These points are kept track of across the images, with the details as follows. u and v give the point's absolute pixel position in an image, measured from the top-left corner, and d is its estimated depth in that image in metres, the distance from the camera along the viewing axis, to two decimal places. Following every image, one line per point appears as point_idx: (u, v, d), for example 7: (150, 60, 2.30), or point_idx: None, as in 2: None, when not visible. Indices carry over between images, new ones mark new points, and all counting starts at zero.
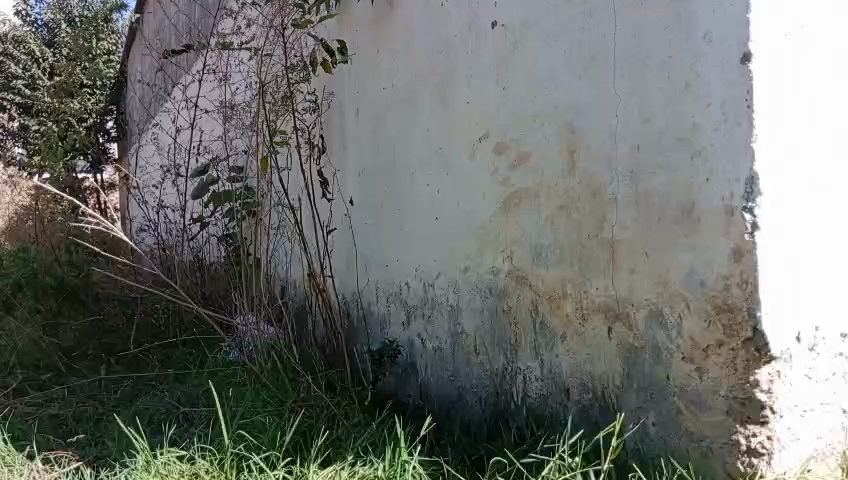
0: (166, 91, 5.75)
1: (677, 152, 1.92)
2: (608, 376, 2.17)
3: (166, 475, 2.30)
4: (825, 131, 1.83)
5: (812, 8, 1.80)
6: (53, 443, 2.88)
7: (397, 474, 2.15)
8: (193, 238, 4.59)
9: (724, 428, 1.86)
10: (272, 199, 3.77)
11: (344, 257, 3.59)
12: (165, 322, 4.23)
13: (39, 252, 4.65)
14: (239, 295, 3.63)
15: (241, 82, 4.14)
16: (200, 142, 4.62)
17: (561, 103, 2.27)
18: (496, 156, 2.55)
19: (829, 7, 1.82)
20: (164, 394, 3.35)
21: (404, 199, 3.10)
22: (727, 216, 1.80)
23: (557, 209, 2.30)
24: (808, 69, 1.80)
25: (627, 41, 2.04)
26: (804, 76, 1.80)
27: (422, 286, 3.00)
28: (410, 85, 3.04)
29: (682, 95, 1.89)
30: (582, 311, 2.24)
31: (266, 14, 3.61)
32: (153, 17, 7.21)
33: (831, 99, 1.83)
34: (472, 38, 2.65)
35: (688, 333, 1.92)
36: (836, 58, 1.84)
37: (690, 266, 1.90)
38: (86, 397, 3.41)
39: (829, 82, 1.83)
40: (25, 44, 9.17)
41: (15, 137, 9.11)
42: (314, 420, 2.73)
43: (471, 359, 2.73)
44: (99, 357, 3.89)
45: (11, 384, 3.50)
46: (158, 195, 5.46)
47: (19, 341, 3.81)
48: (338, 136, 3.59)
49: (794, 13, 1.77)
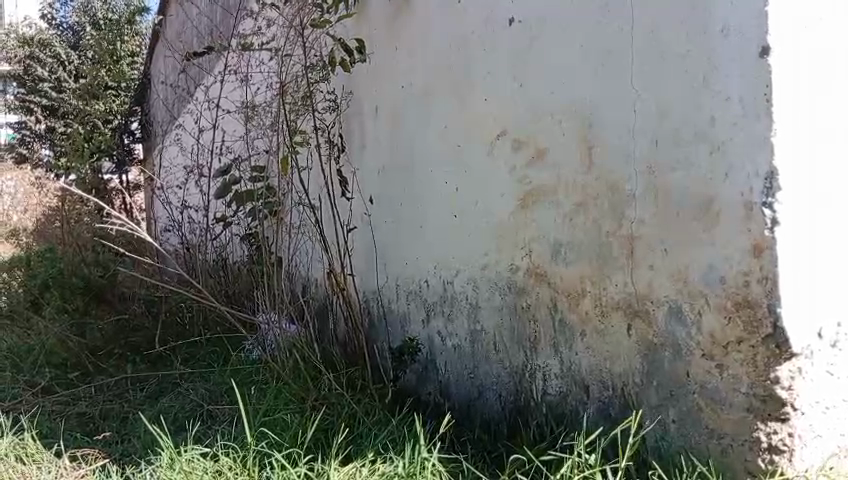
0: (189, 92, 5.81)
1: (694, 148, 1.91)
2: (627, 373, 2.16)
3: (190, 472, 2.33)
4: (829, 131, 1.79)
5: (815, 6, 1.76)
6: (81, 440, 2.94)
7: (416, 471, 2.15)
8: (217, 237, 4.64)
9: (745, 426, 1.85)
10: (293, 198, 3.81)
11: (364, 255, 3.61)
12: (190, 321, 4.23)
13: (66, 252, 4.74)
14: (261, 294, 3.68)
15: (261, 83, 4.17)
16: (222, 142, 4.67)
17: (578, 98, 2.26)
18: (514, 153, 2.55)
19: (830, 7, 1.77)
20: (187, 391, 3.39)
21: (422, 197, 3.11)
22: (746, 211, 1.79)
23: (575, 205, 2.30)
24: (815, 68, 1.77)
25: (643, 35, 2.02)
26: (808, 76, 1.76)
27: (442, 284, 3.00)
28: (427, 83, 3.05)
29: (700, 90, 1.88)
30: (601, 308, 2.24)
31: (286, 14, 3.64)
32: (175, 19, 7.28)
33: (836, 98, 1.79)
34: (489, 36, 2.65)
35: (708, 330, 1.90)
36: (838, 58, 1.79)
37: (710, 262, 1.89)
38: (112, 394, 3.47)
39: (832, 81, 1.79)
40: (51, 48, 9.29)
41: (42, 140, 9.40)
42: (335, 417, 2.75)
43: (491, 357, 2.73)
44: (125, 355, 3.94)
45: (40, 382, 3.57)
46: (182, 195, 5.53)
47: (47, 340, 3.89)
48: (357, 135, 3.61)
49: (797, 12, 1.74)
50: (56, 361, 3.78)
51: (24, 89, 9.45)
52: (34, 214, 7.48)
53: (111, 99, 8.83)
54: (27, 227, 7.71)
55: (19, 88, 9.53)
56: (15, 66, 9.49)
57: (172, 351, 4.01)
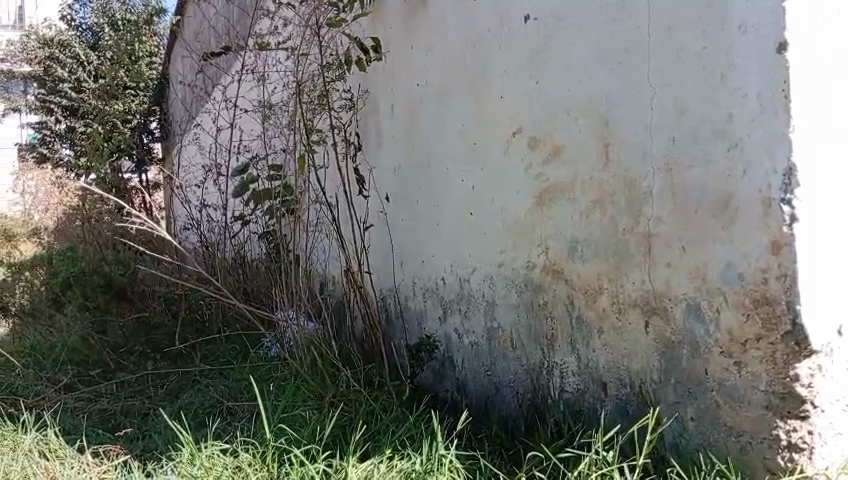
0: (207, 91, 5.85)
1: (712, 145, 1.90)
2: (645, 371, 2.15)
3: (211, 468, 2.35)
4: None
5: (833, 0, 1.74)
6: (103, 437, 2.97)
7: (434, 468, 2.16)
8: (235, 236, 4.67)
9: (764, 423, 1.84)
10: (310, 197, 3.83)
11: (381, 253, 3.63)
12: (209, 318, 4.29)
13: (87, 251, 4.79)
14: (279, 292, 3.70)
15: (278, 82, 4.19)
16: (240, 141, 4.70)
17: (594, 96, 2.25)
18: (530, 151, 2.55)
19: None
20: (207, 387, 3.42)
21: (438, 195, 3.11)
22: (764, 208, 1.78)
23: (592, 203, 2.29)
24: (833, 63, 1.75)
25: (660, 31, 2.01)
26: (825, 71, 1.75)
27: (458, 281, 3.01)
28: (443, 81, 3.05)
29: (717, 86, 1.87)
30: (618, 305, 2.23)
31: (302, 14, 3.66)
32: (193, 19, 7.33)
33: None
34: (505, 33, 2.64)
35: (726, 327, 1.89)
36: None
37: (728, 259, 1.88)
38: (133, 391, 3.51)
39: None
40: (70, 49, 9.37)
41: (62, 139, 9.56)
42: (353, 414, 2.77)
43: (508, 354, 2.73)
44: (146, 353, 3.99)
45: (62, 379, 3.63)
46: (201, 194, 5.58)
47: (69, 338, 3.94)
48: (373, 133, 3.62)
49: (816, 7, 1.73)
50: (78, 358, 3.84)
51: (44, 90, 9.57)
52: (56, 214, 7.58)
53: (130, 99, 8.91)
54: (48, 226, 7.80)
55: (39, 89, 9.64)
56: (35, 67, 9.60)
57: (192, 348, 4.05)
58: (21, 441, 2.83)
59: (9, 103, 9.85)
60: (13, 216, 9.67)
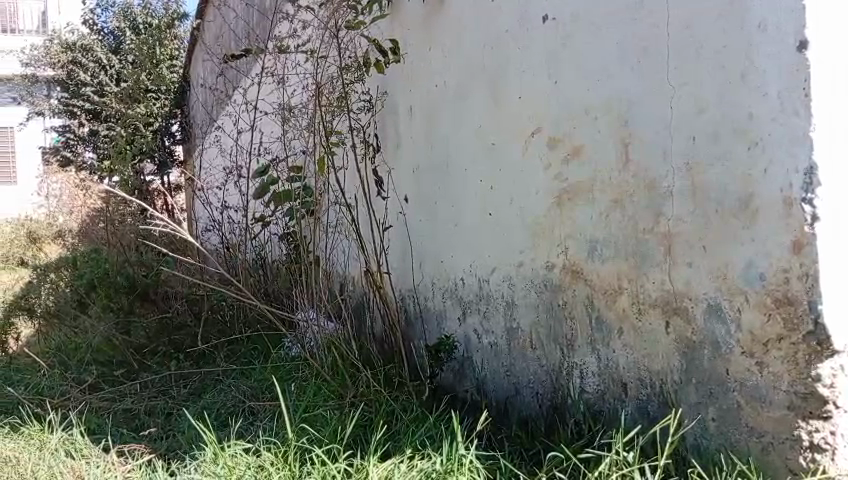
0: (227, 94, 5.91)
1: (733, 144, 1.89)
2: (666, 371, 2.15)
3: (234, 467, 2.38)
4: None
5: None
6: (128, 436, 3.02)
7: (454, 468, 2.17)
8: (256, 237, 4.71)
9: (786, 424, 1.83)
10: (330, 198, 3.85)
11: (400, 253, 3.64)
12: (230, 319, 4.26)
13: (110, 253, 4.86)
14: (300, 292, 3.73)
15: (297, 85, 4.22)
16: (260, 143, 4.74)
17: (613, 95, 2.25)
18: (549, 151, 2.55)
19: None
20: (229, 388, 3.46)
21: (457, 196, 3.12)
22: (786, 207, 1.77)
23: (611, 203, 2.29)
24: None
25: (679, 30, 2.00)
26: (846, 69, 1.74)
27: (477, 282, 3.02)
28: (461, 81, 3.06)
29: (737, 85, 1.86)
30: (638, 305, 2.22)
31: (321, 17, 3.68)
32: (214, 22, 7.39)
33: None
34: (523, 33, 2.65)
35: (748, 327, 1.89)
36: None
37: (749, 259, 1.87)
38: (157, 391, 3.56)
39: None
40: (92, 53, 9.51)
41: (86, 142, 9.72)
42: (374, 414, 2.79)
43: (527, 354, 2.74)
44: (169, 353, 4.04)
45: (87, 379, 3.69)
46: (221, 195, 5.64)
47: (94, 339, 4.00)
48: (392, 135, 3.64)
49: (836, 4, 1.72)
50: (103, 359, 3.93)
51: (67, 94, 9.67)
52: (80, 216, 7.69)
53: (152, 102, 9.02)
54: (73, 228, 7.92)
55: (62, 92, 9.76)
56: (58, 71, 9.72)
57: (214, 348, 4.11)
58: (47, 441, 2.88)
59: (33, 107, 9.98)
60: (38, 218, 9.82)
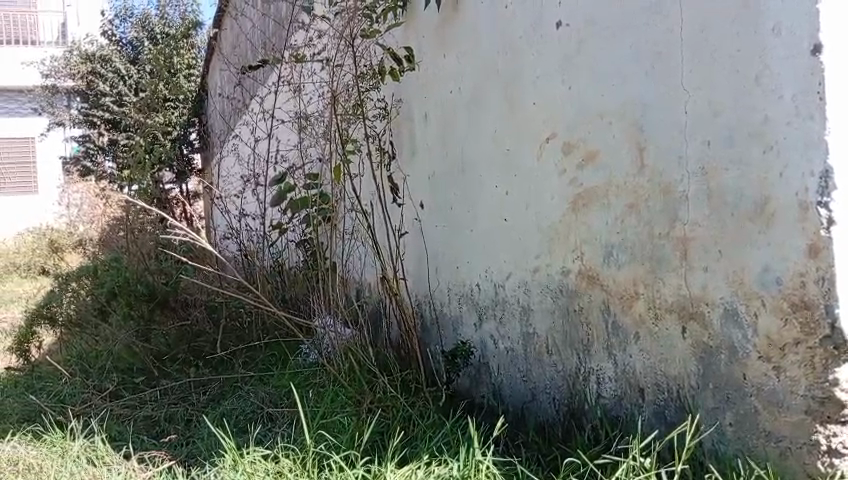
0: (244, 103, 5.97)
1: (749, 148, 1.89)
2: (682, 377, 2.15)
3: (253, 473, 2.40)
4: None
5: None
6: (148, 443, 3.07)
7: (471, 473, 2.18)
8: (273, 244, 4.74)
9: (804, 429, 1.82)
10: (346, 205, 3.88)
11: (416, 259, 3.66)
12: (249, 325, 4.30)
13: (130, 261, 4.93)
14: (317, 298, 3.76)
15: (313, 93, 4.26)
16: (277, 151, 4.78)
17: (627, 100, 2.25)
18: (564, 156, 2.56)
19: None
20: (248, 394, 3.48)
21: (473, 202, 3.13)
22: (802, 211, 1.77)
23: (626, 208, 2.30)
24: None
25: (693, 35, 2.01)
26: None
27: (493, 288, 3.03)
28: (476, 88, 3.07)
29: (751, 89, 1.86)
30: (655, 310, 2.22)
31: (336, 26, 3.71)
32: (230, 32, 7.46)
33: None
34: (537, 40, 2.66)
35: (764, 332, 1.88)
36: None
37: (766, 263, 1.86)
38: (177, 398, 3.60)
39: None
40: (111, 64, 9.65)
41: (105, 152, 9.84)
42: (391, 420, 2.80)
43: (543, 359, 2.74)
44: (189, 360, 4.08)
45: (109, 387, 3.74)
46: (239, 203, 5.68)
47: (115, 347, 4.07)
48: (407, 142, 3.66)
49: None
50: (123, 366, 3.99)
51: (87, 104, 9.84)
52: (100, 225, 7.79)
53: (171, 111, 9.10)
54: (92, 237, 8.02)
55: (83, 103, 9.92)
56: (78, 82, 9.83)
57: (233, 355, 4.12)
58: (70, 447, 2.92)
59: (53, 118, 10.09)
60: (60, 227, 9.94)
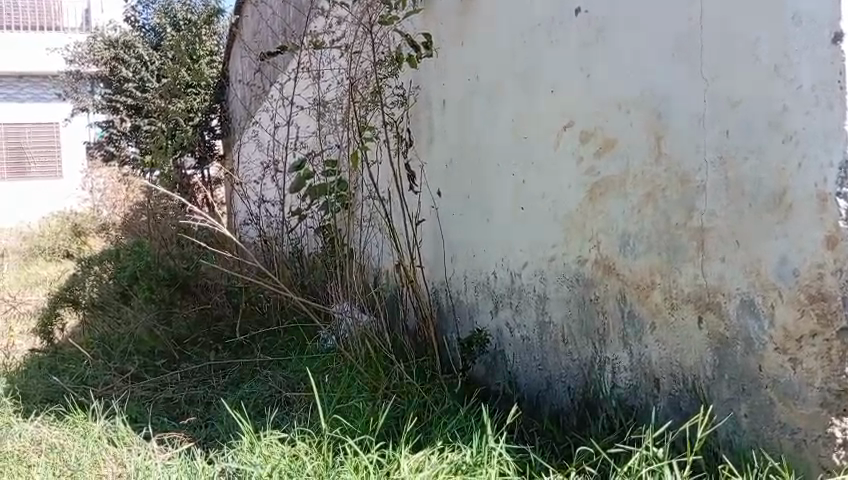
0: (264, 89, 5.98)
1: (767, 137, 1.87)
2: (698, 368, 2.13)
3: (269, 456, 2.43)
4: None
5: None
6: (168, 426, 3.12)
7: (484, 460, 2.19)
8: (292, 230, 4.77)
9: (819, 421, 1.81)
10: (364, 192, 3.89)
11: (433, 247, 3.66)
12: (267, 310, 4.36)
13: (152, 247, 5.00)
14: (335, 285, 3.78)
15: (332, 80, 4.26)
16: (296, 138, 4.78)
17: (646, 88, 2.23)
18: (581, 145, 2.54)
19: None
20: (266, 378, 3.52)
21: (490, 190, 3.13)
22: (820, 203, 1.76)
23: (643, 197, 2.28)
24: None
25: (713, 23, 1.98)
26: None
27: (509, 276, 3.02)
28: (494, 75, 3.06)
29: (771, 77, 1.84)
30: (671, 301, 2.21)
31: (355, 13, 3.71)
32: (251, 19, 7.46)
33: None
34: (556, 27, 2.64)
35: (781, 323, 1.87)
36: None
37: (782, 254, 1.85)
38: (197, 381, 3.64)
39: None
40: (134, 49, 9.70)
41: (128, 137, 9.94)
42: (406, 406, 2.82)
43: (559, 348, 2.73)
44: (209, 344, 4.13)
45: (130, 369, 3.80)
46: (259, 190, 5.71)
47: (136, 330, 4.13)
48: (425, 129, 3.66)
49: None
50: (144, 349, 4.04)
51: (110, 90, 9.90)
52: (123, 209, 7.87)
53: (193, 97, 9.09)
54: (116, 221, 8.10)
55: (106, 88, 10.02)
56: (101, 67, 9.92)
57: (252, 340, 4.16)
58: (91, 428, 2.98)
59: (76, 103, 10.16)
60: (84, 211, 10.05)
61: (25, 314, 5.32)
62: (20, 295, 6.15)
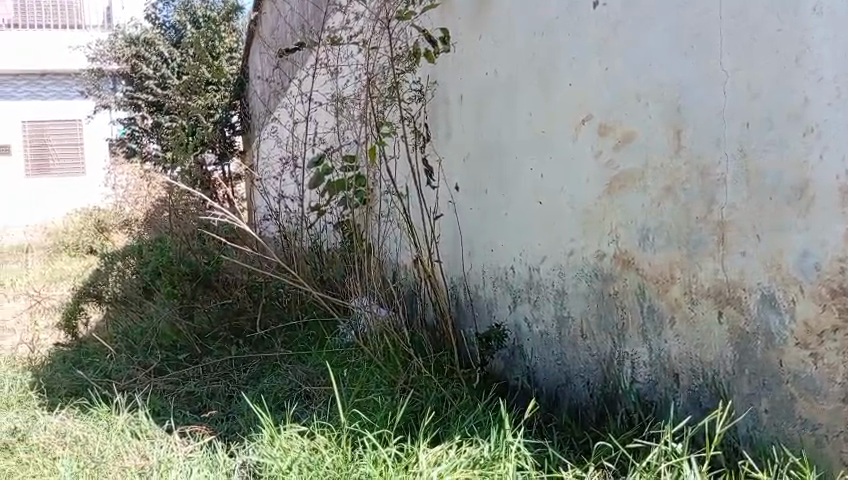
0: (283, 85, 6.03)
1: (789, 130, 1.85)
2: (719, 363, 2.12)
3: (289, 449, 2.45)
4: None
5: None
6: (190, 419, 3.15)
7: (501, 454, 2.20)
8: (311, 225, 4.80)
9: (841, 417, 1.78)
10: (382, 187, 3.90)
11: (451, 241, 3.66)
12: (287, 305, 4.37)
13: (174, 242, 5.06)
14: (355, 279, 3.80)
15: (350, 76, 4.28)
16: (314, 134, 4.81)
17: (664, 81, 2.22)
18: (600, 139, 2.53)
19: None
20: (286, 372, 3.55)
21: (508, 184, 3.12)
22: (842, 196, 1.74)
23: (663, 191, 2.26)
24: None
25: (733, 16, 1.96)
26: None
27: (527, 270, 3.02)
28: (511, 69, 3.05)
29: (791, 69, 1.82)
30: (690, 295, 2.20)
31: (373, 9, 3.73)
32: (269, 16, 7.52)
33: None
34: (573, 20, 2.62)
35: (802, 318, 1.86)
36: None
37: (804, 248, 1.84)
38: (218, 375, 3.68)
39: None
40: (155, 47, 9.80)
41: (150, 134, 10.06)
42: (424, 400, 2.83)
43: (578, 343, 2.72)
44: (230, 338, 4.17)
45: (152, 363, 3.85)
46: (279, 185, 5.76)
47: (159, 324, 4.19)
48: (442, 124, 3.66)
49: None
50: (167, 343, 4.09)
51: (132, 87, 10.05)
52: (146, 205, 7.96)
53: (213, 94, 9.16)
54: (139, 217, 8.19)
55: (128, 86, 10.14)
56: (122, 65, 10.03)
57: (272, 333, 4.19)
58: (115, 421, 3.02)
59: (99, 100, 10.29)
60: (108, 208, 10.17)
61: (51, 309, 5.41)
62: (45, 289, 6.24)
